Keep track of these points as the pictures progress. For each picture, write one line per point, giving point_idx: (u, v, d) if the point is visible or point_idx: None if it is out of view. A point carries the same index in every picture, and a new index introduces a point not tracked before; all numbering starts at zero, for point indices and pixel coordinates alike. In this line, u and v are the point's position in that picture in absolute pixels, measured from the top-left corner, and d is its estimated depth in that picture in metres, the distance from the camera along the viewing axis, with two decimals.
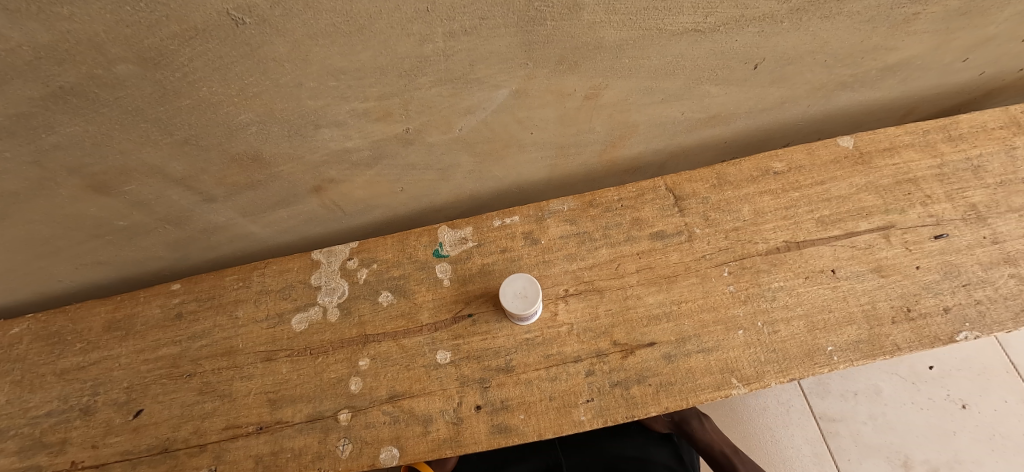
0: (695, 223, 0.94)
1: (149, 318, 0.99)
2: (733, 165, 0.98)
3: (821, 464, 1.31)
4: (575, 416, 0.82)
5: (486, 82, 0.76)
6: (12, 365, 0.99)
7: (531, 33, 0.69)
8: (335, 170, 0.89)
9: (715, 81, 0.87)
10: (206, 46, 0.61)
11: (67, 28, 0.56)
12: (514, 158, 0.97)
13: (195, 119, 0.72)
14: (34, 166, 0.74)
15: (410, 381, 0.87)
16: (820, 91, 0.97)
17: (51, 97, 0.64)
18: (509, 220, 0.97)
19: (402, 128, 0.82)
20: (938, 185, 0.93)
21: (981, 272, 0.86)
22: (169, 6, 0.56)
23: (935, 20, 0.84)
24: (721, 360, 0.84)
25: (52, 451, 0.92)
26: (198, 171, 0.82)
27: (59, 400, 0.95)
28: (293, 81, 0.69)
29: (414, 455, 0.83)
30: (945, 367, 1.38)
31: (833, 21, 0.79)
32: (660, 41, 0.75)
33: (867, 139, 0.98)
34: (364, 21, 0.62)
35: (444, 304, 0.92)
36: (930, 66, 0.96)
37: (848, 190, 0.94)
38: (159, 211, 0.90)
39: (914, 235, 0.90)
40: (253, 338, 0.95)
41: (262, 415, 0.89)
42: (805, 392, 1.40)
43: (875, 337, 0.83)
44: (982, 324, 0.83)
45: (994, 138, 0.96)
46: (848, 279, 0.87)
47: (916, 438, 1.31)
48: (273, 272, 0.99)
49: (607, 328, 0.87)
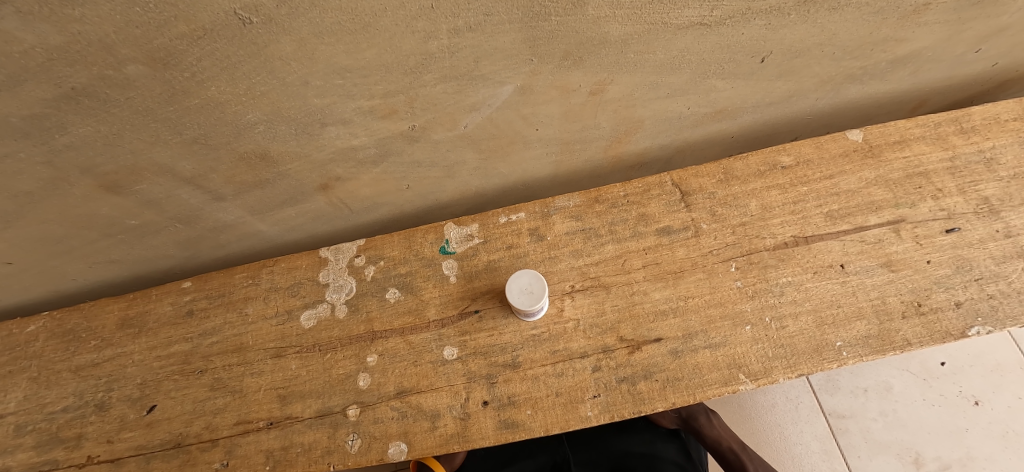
0: (702, 219, 0.93)
1: (161, 316, 1.00)
2: (740, 160, 0.97)
3: (830, 461, 1.30)
4: (581, 411, 0.82)
5: (491, 79, 0.76)
6: (28, 362, 1.01)
7: (535, 29, 0.69)
8: (341, 169, 0.89)
9: (722, 75, 0.86)
10: (214, 46, 0.62)
11: (79, 29, 0.57)
12: (519, 154, 0.97)
13: (203, 119, 0.73)
14: (46, 166, 0.75)
15: (417, 377, 0.88)
16: (829, 84, 0.96)
17: (62, 98, 0.65)
18: (515, 217, 0.97)
19: (408, 126, 0.82)
20: (950, 178, 0.91)
21: (994, 267, 0.85)
22: (178, 6, 0.56)
23: (946, 11, 0.82)
24: (728, 356, 0.83)
25: (68, 446, 0.94)
26: (207, 170, 0.83)
27: (74, 396, 0.97)
28: (299, 80, 0.70)
29: (423, 450, 0.83)
30: (958, 363, 1.36)
31: (842, 13, 0.78)
32: (665, 35, 0.75)
33: (876, 132, 0.97)
34: (369, 18, 0.62)
35: (451, 301, 0.93)
36: (942, 58, 0.95)
37: (857, 184, 0.93)
38: (169, 209, 0.91)
39: (925, 229, 0.88)
40: (262, 335, 0.96)
41: (271, 411, 0.90)
42: (814, 389, 1.39)
43: (886, 332, 0.82)
44: (994, 319, 0.82)
45: (1008, 130, 0.94)
46: (857, 274, 0.86)
47: (927, 435, 1.29)
48: (282, 270, 1.00)
49: (614, 324, 0.87)
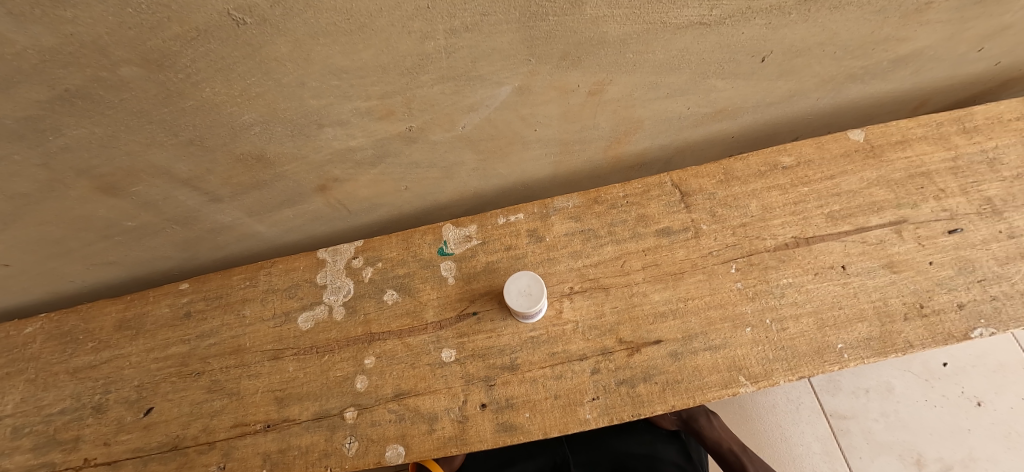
0: (702, 220, 0.92)
1: (158, 317, 1.00)
2: (741, 160, 0.96)
3: (831, 462, 1.29)
4: (580, 414, 0.82)
5: (488, 80, 0.76)
6: (26, 364, 1.01)
7: (532, 29, 0.68)
8: (339, 170, 0.89)
9: (722, 75, 0.86)
10: (209, 47, 0.62)
11: (72, 31, 0.56)
12: (518, 155, 0.96)
13: (199, 120, 0.72)
14: (42, 168, 0.75)
15: (415, 379, 0.88)
16: (830, 84, 0.95)
17: (56, 100, 0.64)
18: (513, 218, 0.97)
19: (405, 127, 0.82)
20: (952, 179, 0.91)
21: (997, 268, 0.84)
22: (171, 7, 0.56)
23: (948, 10, 0.81)
24: (728, 358, 0.83)
25: (66, 448, 0.93)
26: (204, 172, 0.82)
27: (71, 398, 0.97)
28: (295, 81, 0.69)
29: (420, 453, 0.83)
30: (960, 364, 1.35)
31: (843, 12, 0.77)
32: (665, 34, 0.74)
33: (878, 132, 0.96)
34: (365, 18, 0.62)
35: (449, 303, 0.92)
36: (943, 57, 0.94)
37: (858, 184, 0.92)
38: (166, 211, 0.90)
39: (927, 230, 0.88)
40: (260, 337, 0.95)
41: (269, 413, 0.89)
42: (815, 389, 1.38)
43: (888, 334, 0.81)
44: (997, 321, 0.81)
45: (1010, 130, 0.94)
46: (859, 275, 0.86)
47: (929, 436, 1.28)
48: (279, 271, 1.00)
49: (613, 326, 0.87)
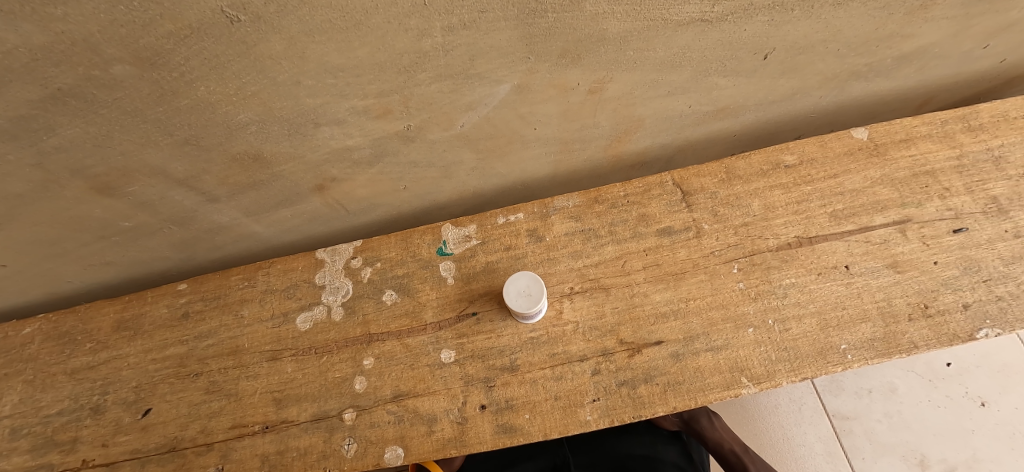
0: (704, 219, 0.91)
1: (156, 318, 0.99)
2: (743, 159, 0.95)
3: (834, 463, 1.28)
4: (581, 415, 0.81)
5: (487, 78, 0.75)
6: (24, 365, 1.00)
7: (531, 25, 0.67)
8: (336, 169, 0.88)
9: (723, 73, 0.84)
10: (202, 45, 0.61)
11: (63, 29, 0.55)
12: (518, 154, 0.95)
13: (194, 119, 0.71)
14: (36, 168, 0.74)
15: (414, 380, 0.87)
16: (833, 82, 0.94)
17: (49, 99, 0.64)
18: (513, 218, 0.96)
19: (403, 126, 0.81)
20: (957, 177, 0.89)
21: (1003, 268, 0.83)
22: (163, 4, 0.55)
23: (954, 6, 0.80)
24: (730, 359, 0.82)
25: (63, 450, 0.93)
26: (200, 172, 0.81)
27: (69, 400, 0.96)
28: (290, 79, 0.68)
29: (420, 454, 0.82)
30: (964, 364, 1.34)
31: (846, 9, 0.76)
32: (665, 32, 0.73)
33: (882, 130, 0.95)
34: (360, 16, 0.61)
35: (448, 303, 0.91)
36: (948, 54, 0.93)
37: (862, 183, 0.91)
38: (163, 211, 0.90)
39: (932, 229, 0.87)
40: (258, 337, 0.95)
41: (267, 415, 0.89)
42: (817, 390, 1.37)
43: (891, 334, 0.80)
44: (1003, 321, 0.80)
45: (1016, 127, 0.92)
46: (863, 275, 0.84)
47: (933, 436, 1.27)
48: (277, 272, 0.99)
49: (614, 327, 0.86)
